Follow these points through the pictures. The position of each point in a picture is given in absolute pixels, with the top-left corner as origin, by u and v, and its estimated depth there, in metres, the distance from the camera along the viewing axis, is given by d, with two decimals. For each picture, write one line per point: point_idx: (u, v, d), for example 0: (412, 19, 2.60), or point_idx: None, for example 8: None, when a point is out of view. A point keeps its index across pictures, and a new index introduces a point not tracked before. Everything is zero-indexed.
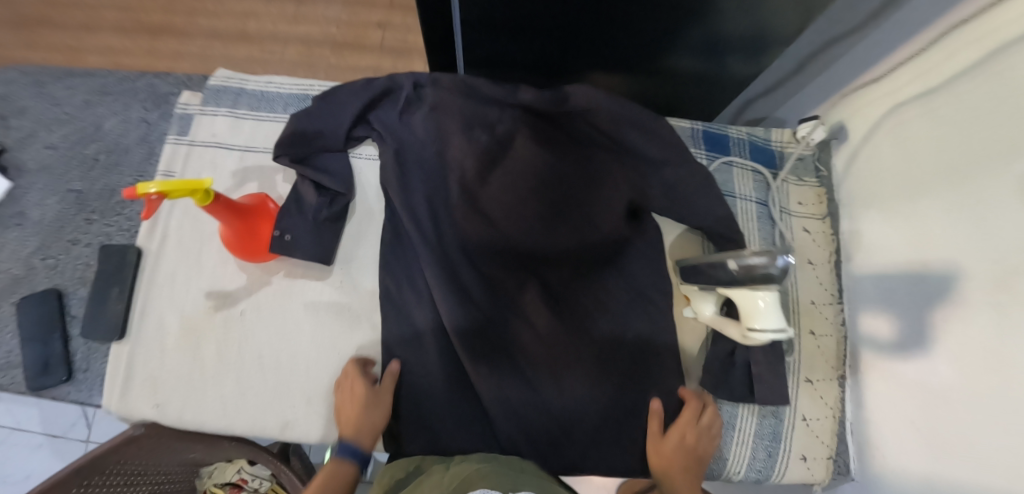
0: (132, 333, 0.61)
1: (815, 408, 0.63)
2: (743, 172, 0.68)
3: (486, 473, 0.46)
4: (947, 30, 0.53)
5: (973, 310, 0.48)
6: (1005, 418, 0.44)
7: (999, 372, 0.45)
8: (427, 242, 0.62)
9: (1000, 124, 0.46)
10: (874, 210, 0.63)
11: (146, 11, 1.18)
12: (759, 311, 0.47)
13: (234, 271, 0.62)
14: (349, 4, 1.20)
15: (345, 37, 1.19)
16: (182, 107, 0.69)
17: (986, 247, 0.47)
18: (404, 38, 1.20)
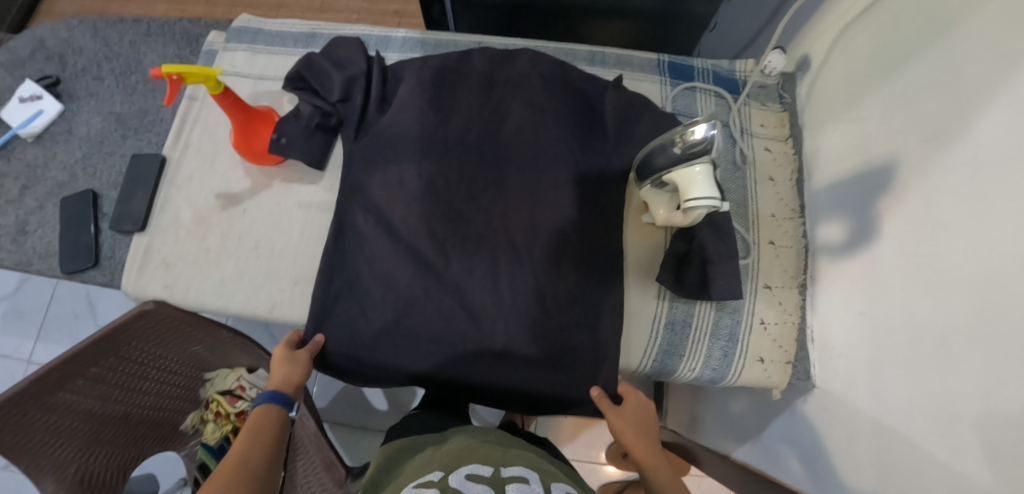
0: (151, 227, 0.69)
1: (772, 312, 0.64)
2: (706, 96, 0.73)
3: (476, 450, 0.51)
4: None
5: (910, 191, 0.50)
6: (936, 279, 0.45)
7: (927, 238, 0.47)
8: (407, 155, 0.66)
9: (928, 16, 0.50)
10: (829, 126, 0.66)
11: (191, 4, 1.34)
12: (699, 184, 0.51)
13: (240, 176, 0.71)
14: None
15: (366, 22, 1.32)
16: (209, 45, 0.80)
17: (918, 127, 0.50)
18: (418, 23, 1.32)
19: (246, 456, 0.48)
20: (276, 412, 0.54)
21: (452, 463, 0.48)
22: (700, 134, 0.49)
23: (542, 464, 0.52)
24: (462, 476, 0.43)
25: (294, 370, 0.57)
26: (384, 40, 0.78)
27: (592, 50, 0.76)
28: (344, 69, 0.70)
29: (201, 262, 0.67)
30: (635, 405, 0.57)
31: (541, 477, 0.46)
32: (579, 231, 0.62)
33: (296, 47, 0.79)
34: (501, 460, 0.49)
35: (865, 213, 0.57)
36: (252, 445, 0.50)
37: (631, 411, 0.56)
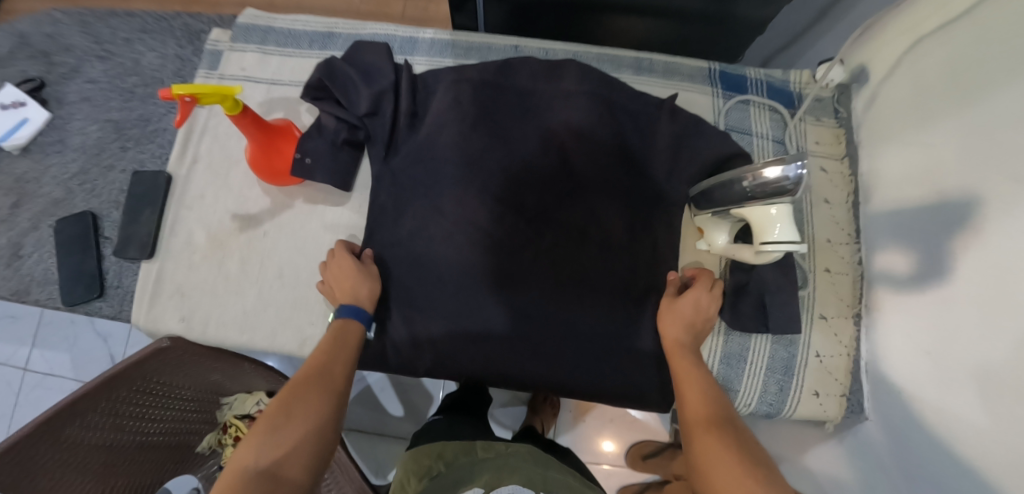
0: (162, 252, 0.63)
1: (829, 344, 0.62)
2: (760, 111, 0.68)
3: (513, 468, 0.51)
4: None
5: (987, 234, 0.47)
6: (1012, 333, 0.43)
7: (1006, 287, 0.44)
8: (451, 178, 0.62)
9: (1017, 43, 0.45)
10: (890, 148, 0.63)
11: None
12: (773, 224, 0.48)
13: (258, 195, 0.65)
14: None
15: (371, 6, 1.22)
16: (213, 44, 0.72)
17: (1000, 165, 0.46)
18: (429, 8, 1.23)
19: (319, 365, 0.49)
20: (355, 327, 0.55)
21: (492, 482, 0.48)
22: (777, 175, 0.45)
23: None
24: None
25: (370, 285, 0.57)
26: (410, 42, 0.71)
27: (638, 56, 0.70)
28: (372, 81, 0.63)
29: (220, 289, 0.62)
30: (699, 300, 0.57)
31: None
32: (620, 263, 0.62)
33: (312, 48, 0.71)
34: (541, 480, 0.49)
35: (933, 246, 0.54)
36: (333, 360, 0.50)
37: (689, 308, 0.57)
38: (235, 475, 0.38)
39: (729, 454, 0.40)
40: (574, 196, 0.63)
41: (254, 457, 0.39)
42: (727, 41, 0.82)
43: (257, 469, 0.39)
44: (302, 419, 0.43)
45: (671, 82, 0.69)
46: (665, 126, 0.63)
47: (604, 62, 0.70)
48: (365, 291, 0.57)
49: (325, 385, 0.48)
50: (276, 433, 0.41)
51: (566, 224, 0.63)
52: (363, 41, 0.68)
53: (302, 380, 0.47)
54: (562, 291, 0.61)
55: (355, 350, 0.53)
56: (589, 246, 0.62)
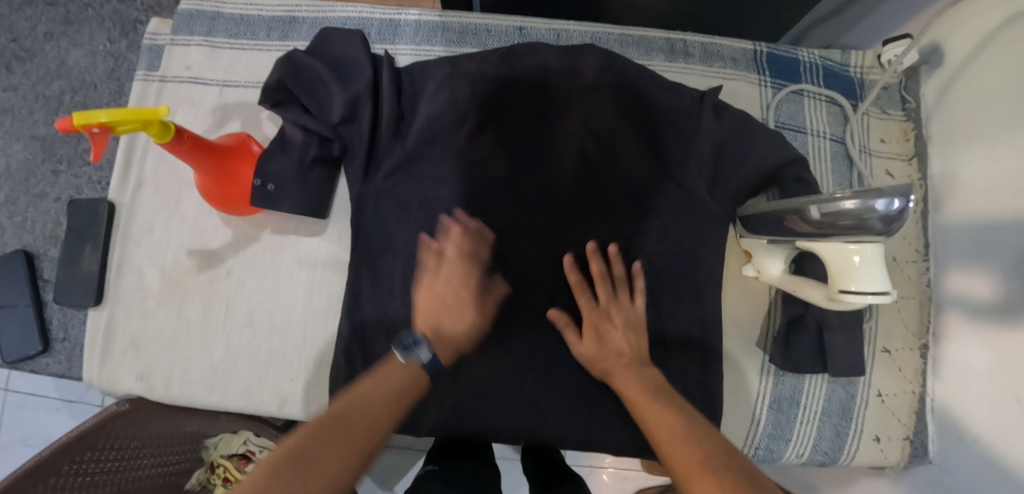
0: (108, 296, 0.54)
1: (892, 382, 0.55)
2: (815, 102, 0.56)
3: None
4: None
5: None
6: None
7: None
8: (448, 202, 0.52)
9: None
10: (978, 148, 0.51)
11: None
12: (853, 270, 0.38)
13: (217, 225, 0.54)
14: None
15: None
16: (150, 37, 0.59)
17: None
18: None
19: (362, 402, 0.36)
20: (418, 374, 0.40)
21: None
22: (861, 211, 0.34)
23: None
24: None
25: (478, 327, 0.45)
26: (391, 27, 0.59)
27: (670, 37, 0.58)
28: (347, 82, 0.52)
29: (181, 340, 0.53)
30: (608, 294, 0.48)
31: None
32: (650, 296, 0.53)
33: (270, 39, 0.59)
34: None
35: (1014, 270, 0.44)
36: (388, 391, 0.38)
37: (608, 313, 0.48)
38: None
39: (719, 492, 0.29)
40: (595, 214, 0.53)
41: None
42: (769, 12, 0.69)
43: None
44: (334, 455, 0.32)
45: (710, 69, 0.57)
46: (707, 127, 0.51)
47: (628, 45, 0.58)
48: (468, 321, 0.44)
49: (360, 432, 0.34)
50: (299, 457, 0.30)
51: (587, 250, 0.53)
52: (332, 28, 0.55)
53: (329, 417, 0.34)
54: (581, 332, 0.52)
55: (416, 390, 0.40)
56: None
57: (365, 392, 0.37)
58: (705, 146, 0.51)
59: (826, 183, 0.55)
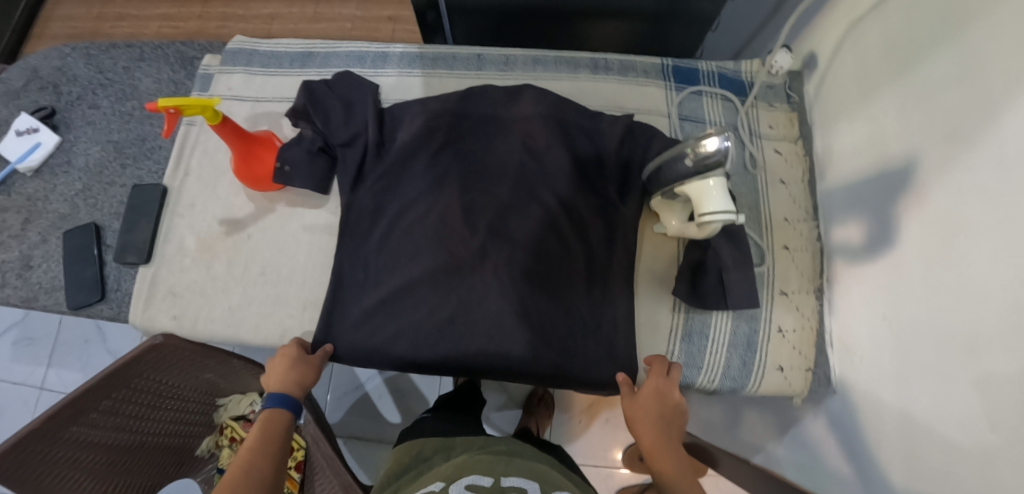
0: (157, 256, 0.69)
1: (790, 318, 0.64)
2: (712, 100, 0.71)
3: (478, 461, 0.50)
4: None
5: (932, 193, 0.49)
6: (962, 288, 0.44)
7: (951, 245, 0.46)
8: (429, 178, 0.67)
9: (944, 13, 0.49)
10: (842, 125, 0.65)
11: (183, 20, 1.39)
12: (711, 196, 0.50)
13: (243, 201, 0.70)
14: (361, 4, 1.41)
15: (360, 30, 1.40)
16: (205, 68, 0.79)
17: (938, 127, 0.49)
18: (413, 29, 1.40)
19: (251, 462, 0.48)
20: (283, 416, 0.54)
21: (454, 473, 0.47)
22: (714, 146, 0.48)
23: (557, 478, 0.49)
24: (462, 486, 0.42)
25: (303, 373, 0.58)
26: (381, 56, 0.76)
27: (595, 56, 0.73)
28: (351, 115, 0.69)
29: (209, 288, 0.67)
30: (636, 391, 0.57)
31: (542, 488, 0.44)
32: (576, 248, 0.64)
33: (292, 67, 0.78)
34: (503, 462, 0.51)
35: (882, 211, 0.56)
36: (260, 454, 0.49)
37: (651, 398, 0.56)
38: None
39: None
40: (528, 210, 0.64)
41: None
42: (684, 37, 0.86)
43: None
44: None
45: (625, 78, 0.72)
46: (620, 120, 0.66)
47: (561, 63, 0.73)
48: (286, 357, 0.59)
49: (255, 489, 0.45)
50: None
51: (531, 222, 0.64)
52: (348, 74, 0.74)
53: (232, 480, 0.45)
54: (514, 298, 0.60)
55: (284, 440, 0.52)
56: (548, 252, 0.63)
57: (239, 461, 0.47)
58: (615, 127, 0.66)
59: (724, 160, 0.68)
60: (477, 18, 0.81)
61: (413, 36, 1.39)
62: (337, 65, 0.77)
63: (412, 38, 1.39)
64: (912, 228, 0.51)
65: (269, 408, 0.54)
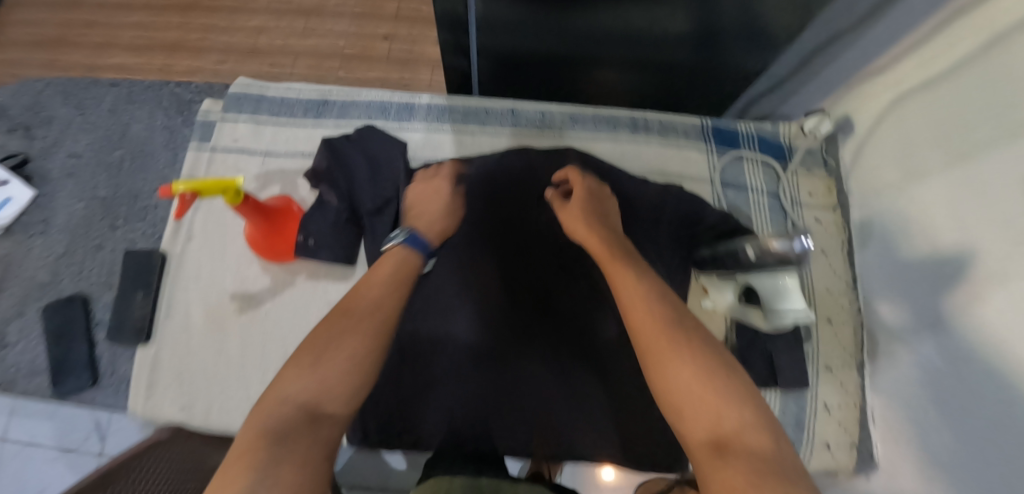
0: (157, 335, 0.61)
1: (835, 395, 0.64)
2: (754, 166, 0.70)
3: None
4: (949, 23, 0.55)
5: (980, 294, 0.49)
6: (999, 395, 0.44)
7: (992, 349, 0.46)
8: (459, 247, 0.61)
9: (998, 112, 0.48)
10: (887, 200, 0.65)
11: (162, 29, 1.25)
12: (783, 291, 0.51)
13: (257, 273, 0.63)
14: (355, 19, 1.25)
15: (353, 48, 1.24)
16: (204, 115, 0.72)
17: (993, 227, 0.48)
18: (410, 49, 1.24)
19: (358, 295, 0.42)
20: (409, 253, 0.48)
21: None
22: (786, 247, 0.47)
23: None
24: None
25: (445, 223, 0.55)
26: (407, 108, 0.71)
27: (633, 115, 0.71)
28: (378, 176, 0.63)
29: (220, 372, 0.60)
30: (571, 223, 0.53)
31: None
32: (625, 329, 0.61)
33: (307, 117, 0.70)
34: None
35: (928, 297, 0.56)
36: (374, 288, 0.43)
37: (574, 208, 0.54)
38: (240, 459, 0.28)
39: (694, 367, 0.33)
40: (577, 286, 0.60)
41: (288, 388, 0.33)
42: (711, 91, 0.81)
43: (294, 404, 0.32)
44: (340, 365, 0.35)
45: (666, 141, 0.70)
46: (670, 194, 0.63)
47: (600, 122, 0.70)
48: (445, 229, 0.55)
49: (365, 314, 0.39)
50: (317, 367, 0.35)
51: (574, 304, 0.60)
52: (372, 128, 0.68)
53: (326, 325, 0.38)
54: (558, 371, 0.59)
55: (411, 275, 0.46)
56: (594, 323, 0.60)
57: (365, 297, 0.42)
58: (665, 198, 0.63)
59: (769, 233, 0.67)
60: (497, 65, 0.73)
61: (410, 56, 1.23)
62: (356, 116, 0.71)
63: (408, 59, 1.23)
64: (958, 322, 0.51)
65: (402, 243, 0.49)
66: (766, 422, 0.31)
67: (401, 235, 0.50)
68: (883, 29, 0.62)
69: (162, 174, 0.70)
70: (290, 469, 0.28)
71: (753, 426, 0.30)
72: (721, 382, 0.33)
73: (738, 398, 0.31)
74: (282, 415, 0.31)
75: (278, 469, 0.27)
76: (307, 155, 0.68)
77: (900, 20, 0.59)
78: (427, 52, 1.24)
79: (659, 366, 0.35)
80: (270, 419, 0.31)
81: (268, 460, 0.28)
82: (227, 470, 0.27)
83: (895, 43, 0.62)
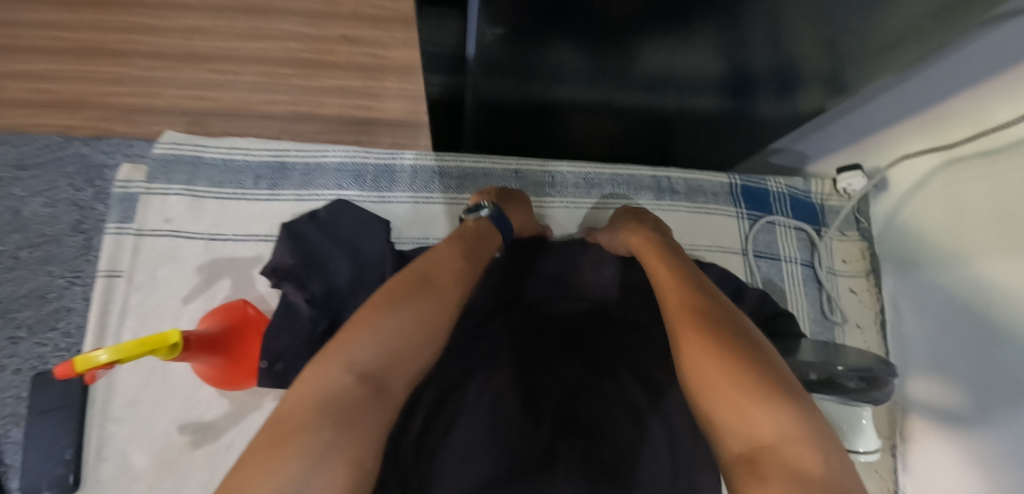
0: (88, 483, 0.49)
1: (868, 481, 0.61)
2: (786, 231, 0.63)
3: None
4: (999, 91, 0.47)
5: None
6: None
7: None
8: (466, 348, 0.55)
9: None
10: (930, 271, 0.59)
11: (70, 27, 0.87)
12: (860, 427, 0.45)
13: (212, 396, 0.52)
14: (310, 17, 0.93)
15: (311, 53, 0.93)
16: (122, 185, 0.57)
17: None
18: (377, 52, 0.94)
19: (445, 262, 0.43)
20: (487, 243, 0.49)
21: None
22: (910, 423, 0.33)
23: None
24: None
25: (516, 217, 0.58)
26: (387, 172, 0.60)
27: (657, 175, 0.64)
28: (359, 268, 0.51)
29: None
30: (614, 235, 0.62)
31: None
32: None
33: (258, 187, 0.58)
34: None
35: (975, 391, 0.52)
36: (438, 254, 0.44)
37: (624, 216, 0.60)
38: (295, 433, 0.28)
39: (718, 351, 0.35)
40: (599, 392, 0.53)
41: (357, 354, 0.33)
42: (724, 137, 0.71)
43: (359, 374, 0.32)
44: (398, 320, 0.35)
45: (696, 206, 0.62)
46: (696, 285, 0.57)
47: (620, 183, 0.64)
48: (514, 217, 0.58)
49: (438, 277, 0.41)
50: (384, 317, 0.35)
51: (609, 414, 0.51)
52: (346, 202, 0.56)
53: (403, 286, 0.38)
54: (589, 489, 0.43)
55: (471, 255, 0.46)
56: (623, 438, 0.49)
57: (425, 260, 0.43)
58: None
59: (807, 309, 0.61)
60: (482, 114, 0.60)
61: (377, 64, 0.94)
62: (323, 184, 0.59)
63: (373, 67, 0.94)
64: (1010, 428, 0.48)
65: (488, 218, 0.53)
66: (809, 433, 0.30)
67: (492, 211, 0.54)
68: (922, 83, 0.53)
69: (71, 265, 0.66)
70: (347, 468, 0.27)
71: (795, 440, 0.30)
72: (752, 386, 0.32)
73: (774, 406, 0.31)
74: (347, 383, 0.31)
75: (337, 462, 0.27)
76: (262, 237, 0.56)
77: (947, 74, 0.50)
78: (396, 56, 0.95)
79: (681, 342, 0.38)
80: (335, 386, 0.31)
81: (328, 444, 0.28)
82: (280, 449, 0.26)
83: (937, 101, 0.53)
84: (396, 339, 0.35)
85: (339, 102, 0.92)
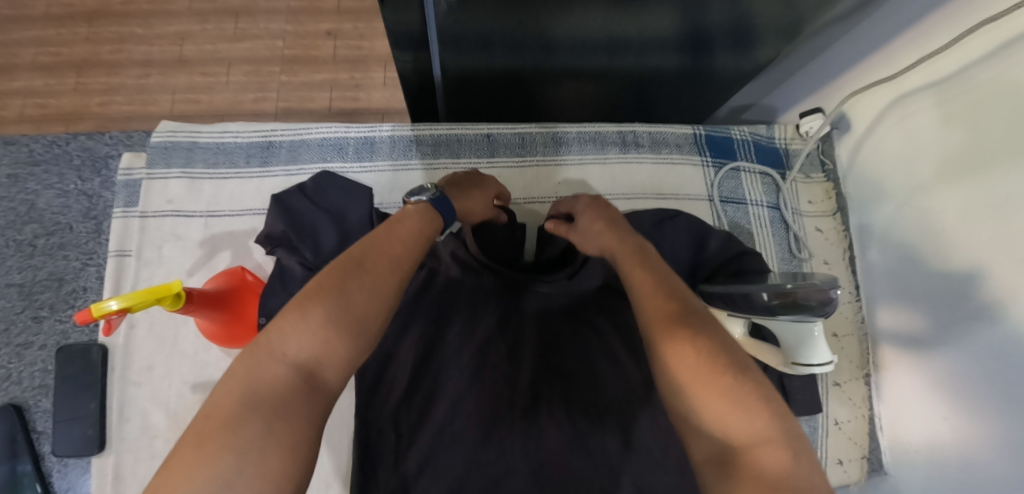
0: (113, 442, 0.54)
1: (843, 410, 0.65)
2: (751, 177, 0.71)
3: None
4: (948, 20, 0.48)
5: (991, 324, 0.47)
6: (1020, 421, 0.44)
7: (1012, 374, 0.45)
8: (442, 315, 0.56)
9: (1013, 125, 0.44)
10: (888, 203, 0.62)
11: (66, 44, 0.95)
12: (814, 338, 0.47)
13: (218, 358, 0.56)
14: (292, 15, 0.99)
15: (295, 50, 0.98)
16: (126, 173, 0.62)
17: (1008, 244, 0.45)
18: (360, 45, 0.99)
19: (380, 243, 0.37)
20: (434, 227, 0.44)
21: None
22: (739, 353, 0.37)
23: None
24: None
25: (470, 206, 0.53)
26: (367, 143, 0.65)
27: (623, 130, 0.67)
28: (343, 233, 0.55)
29: None
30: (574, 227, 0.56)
31: None
32: None
33: (250, 165, 0.62)
34: None
35: (936, 314, 0.55)
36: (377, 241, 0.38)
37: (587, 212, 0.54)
38: (221, 428, 0.26)
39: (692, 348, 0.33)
40: (574, 339, 0.56)
41: (287, 342, 0.30)
42: (688, 93, 0.74)
43: (289, 363, 0.30)
44: (329, 320, 0.31)
45: (658, 157, 0.69)
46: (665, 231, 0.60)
47: (587, 141, 0.68)
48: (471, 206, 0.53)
49: (381, 268, 0.36)
50: (311, 316, 0.31)
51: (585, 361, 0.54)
52: (331, 173, 0.60)
53: (336, 276, 0.34)
54: (574, 434, 0.47)
55: (417, 243, 0.40)
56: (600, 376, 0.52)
57: (362, 247, 0.37)
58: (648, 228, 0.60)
59: (774, 249, 0.68)
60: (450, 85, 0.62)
61: (360, 55, 0.98)
62: (309, 158, 0.63)
63: (357, 58, 0.98)
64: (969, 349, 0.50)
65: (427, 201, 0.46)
66: (787, 434, 0.29)
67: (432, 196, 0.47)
68: (870, 27, 0.55)
69: (84, 248, 0.71)
70: (277, 460, 0.26)
71: (774, 440, 0.29)
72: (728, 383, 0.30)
73: (756, 407, 0.30)
74: (278, 375, 0.29)
75: (265, 455, 0.25)
76: (255, 211, 0.61)
77: (891, 14, 0.52)
78: (379, 47, 0.99)
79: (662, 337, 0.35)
80: (266, 376, 0.28)
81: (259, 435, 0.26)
82: (207, 445, 0.25)
83: (891, 41, 0.55)
84: (331, 330, 0.31)
85: (325, 96, 0.96)
